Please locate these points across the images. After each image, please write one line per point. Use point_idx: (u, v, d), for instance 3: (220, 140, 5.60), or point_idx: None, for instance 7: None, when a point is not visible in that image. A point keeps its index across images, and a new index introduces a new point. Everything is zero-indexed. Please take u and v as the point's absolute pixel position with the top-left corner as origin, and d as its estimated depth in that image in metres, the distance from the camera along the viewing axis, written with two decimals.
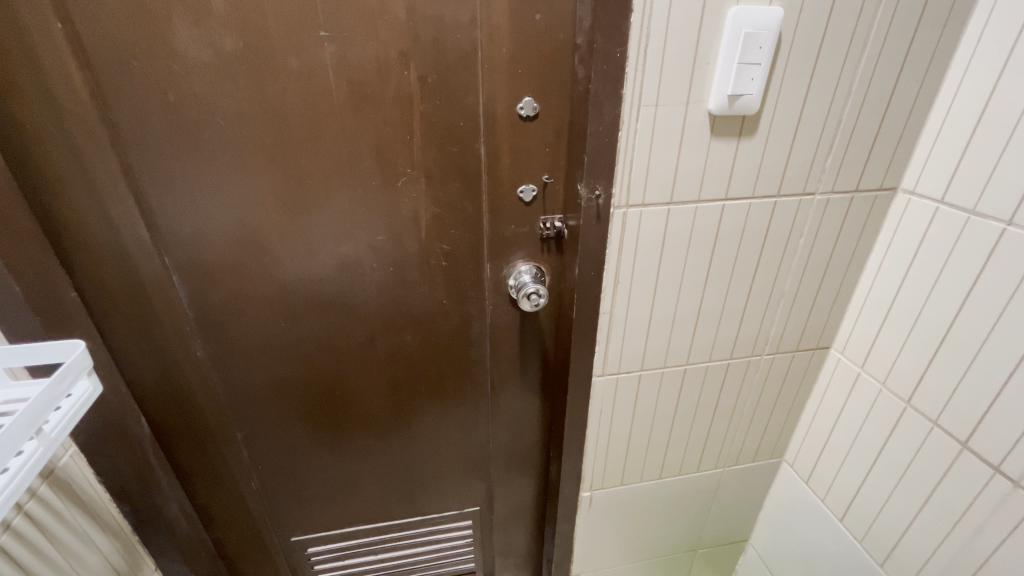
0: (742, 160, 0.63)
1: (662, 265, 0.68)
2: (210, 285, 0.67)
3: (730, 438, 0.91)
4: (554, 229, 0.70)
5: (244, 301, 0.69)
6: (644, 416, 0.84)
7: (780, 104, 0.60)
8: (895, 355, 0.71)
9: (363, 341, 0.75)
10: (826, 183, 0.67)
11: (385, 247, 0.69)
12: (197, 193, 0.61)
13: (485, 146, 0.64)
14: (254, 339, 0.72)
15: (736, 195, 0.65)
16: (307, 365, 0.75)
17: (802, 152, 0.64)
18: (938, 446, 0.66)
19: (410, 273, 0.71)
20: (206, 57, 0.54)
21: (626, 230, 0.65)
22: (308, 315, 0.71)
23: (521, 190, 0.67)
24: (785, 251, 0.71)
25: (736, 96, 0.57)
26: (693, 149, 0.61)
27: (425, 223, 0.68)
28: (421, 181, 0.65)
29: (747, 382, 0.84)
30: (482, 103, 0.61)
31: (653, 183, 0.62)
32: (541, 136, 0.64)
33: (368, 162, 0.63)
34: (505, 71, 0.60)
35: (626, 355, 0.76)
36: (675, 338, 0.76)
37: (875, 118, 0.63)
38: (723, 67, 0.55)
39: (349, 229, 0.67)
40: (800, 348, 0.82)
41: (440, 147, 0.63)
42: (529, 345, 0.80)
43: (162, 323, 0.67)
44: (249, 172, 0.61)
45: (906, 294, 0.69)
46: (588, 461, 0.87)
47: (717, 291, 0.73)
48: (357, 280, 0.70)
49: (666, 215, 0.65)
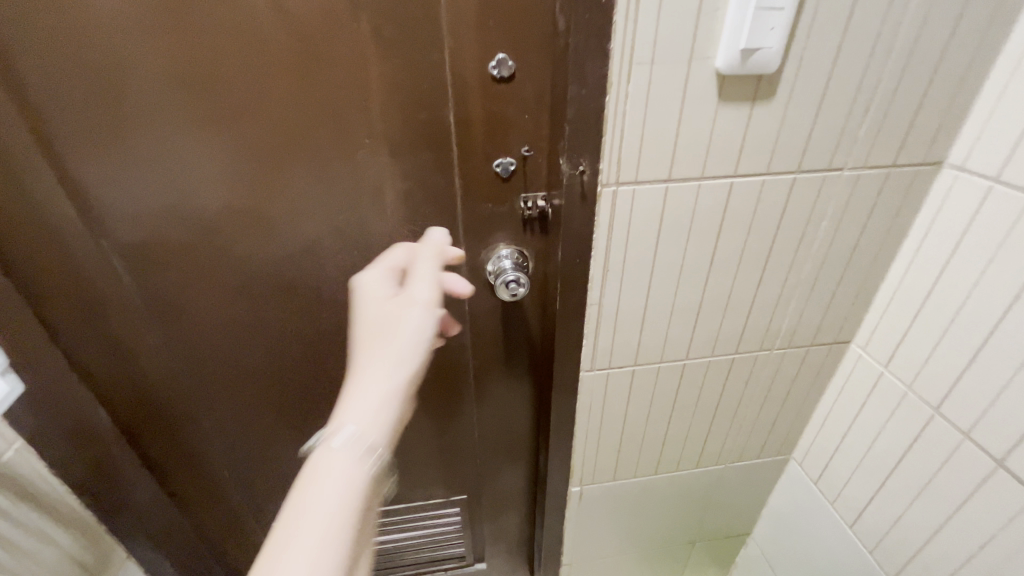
0: (756, 129, 0.53)
1: (659, 252, 0.60)
2: (158, 269, 0.62)
3: (733, 434, 0.84)
4: (537, 209, 0.62)
5: (198, 286, 0.64)
6: (638, 412, 0.77)
7: (806, 61, 0.49)
8: (926, 357, 0.63)
9: (331, 328, 0.70)
10: (856, 158, 0.57)
11: (349, 229, 0.62)
12: (127, 165, 0.55)
13: (455, 114, 0.55)
14: (213, 326, 0.67)
15: (747, 171, 0.55)
16: (274, 353, 0.71)
17: (828, 122, 0.54)
18: (968, 461, 0.59)
19: (377, 256, 0.65)
20: (117, 8, 0.46)
21: (615, 213, 0.56)
22: (270, 301, 0.66)
23: (497, 164, 0.59)
24: (804, 235, 0.62)
25: (751, 51, 0.47)
26: (696, 117, 0.51)
27: (390, 202, 0.61)
28: (383, 154, 0.57)
29: (754, 376, 0.77)
30: (449, 62, 0.52)
31: (648, 158, 0.52)
32: (519, 101, 0.55)
33: (321, 132, 0.55)
34: (474, 22, 0.50)
35: (617, 349, 0.68)
36: (673, 331, 0.68)
37: (923, 78, 0.52)
38: (736, 14, 0.45)
39: (307, 209, 0.60)
40: (816, 343, 0.74)
41: (401, 114, 0.55)
42: (512, 333, 0.74)
43: (110, 309, 0.63)
44: (184, 145, 0.54)
45: (944, 288, 0.60)
46: (577, 457, 0.81)
47: (722, 279, 0.64)
48: (320, 265, 0.64)
49: (663, 195, 0.55)
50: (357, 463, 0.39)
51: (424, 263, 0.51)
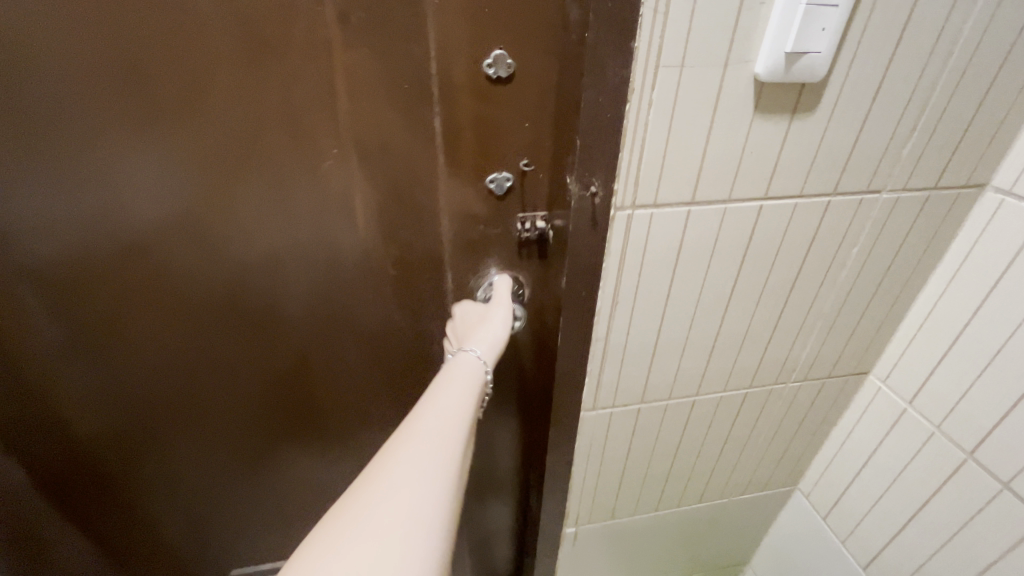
0: (792, 146, 0.45)
1: (675, 282, 0.52)
2: (77, 299, 0.52)
3: (740, 469, 0.78)
4: (536, 230, 0.53)
5: (128, 317, 0.54)
6: (641, 451, 0.70)
7: (855, 69, 0.42)
8: (958, 397, 0.58)
9: (294, 363, 0.61)
10: (896, 179, 0.50)
11: (314, 253, 0.53)
12: (31, 173, 0.45)
13: (441, 120, 0.46)
14: (147, 363, 0.57)
15: (779, 193, 0.48)
16: (224, 392, 0.61)
17: (871, 139, 0.47)
18: (1008, 512, 0.55)
19: (347, 282, 0.56)
20: None
21: (629, 241, 0.48)
22: (218, 334, 0.57)
23: (492, 179, 0.50)
24: (832, 263, 0.56)
25: (797, 55, 0.39)
26: (728, 132, 0.43)
27: (363, 221, 0.52)
28: (355, 166, 0.48)
29: (767, 410, 0.70)
30: (434, 57, 0.43)
31: (670, 178, 0.45)
32: (517, 106, 0.46)
33: (277, 139, 0.46)
34: (466, 9, 0.41)
35: (622, 387, 0.61)
36: (685, 366, 0.61)
37: (978, 92, 0.46)
38: (784, 11, 0.37)
39: (262, 228, 0.51)
40: (834, 374, 0.68)
41: (376, 119, 0.46)
42: (502, 367, 0.65)
43: (17, 342, 0.53)
44: (102, 152, 0.45)
45: (983, 324, 0.54)
46: (573, 499, 0.74)
47: (742, 311, 0.57)
48: (279, 292, 0.55)
49: (684, 219, 0.48)
50: (440, 461, 0.40)
51: (495, 324, 0.52)
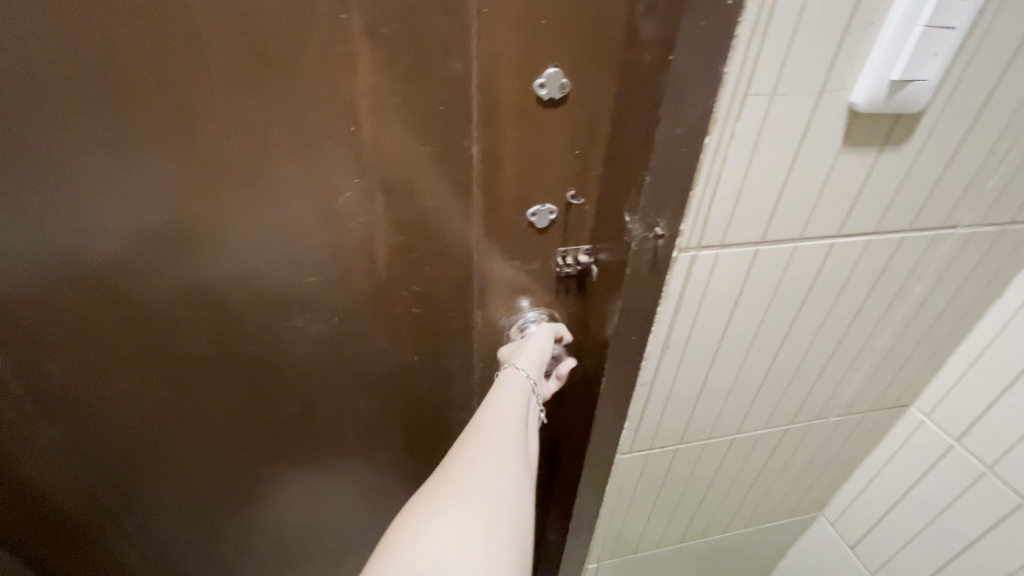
0: (875, 181, 0.40)
1: (730, 323, 0.47)
2: (45, 350, 0.45)
3: (768, 500, 0.75)
4: (578, 266, 0.48)
5: (105, 368, 0.47)
6: (674, 488, 0.65)
7: (955, 97, 0.37)
8: (1015, 440, 0.54)
9: (299, 408, 0.54)
10: (974, 215, 0.46)
11: (323, 290, 0.47)
12: None
13: (479, 146, 0.40)
14: (130, 415, 0.50)
15: (852, 231, 0.43)
16: (219, 440, 0.55)
17: (957, 174, 0.42)
18: None
19: (361, 321, 0.49)
20: None
21: (689, 283, 0.43)
22: (212, 381, 0.50)
23: (533, 212, 0.44)
24: (894, 299, 0.51)
25: (902, 83, 0.34)
26: (811, 167, 0.38)
27: (383, 256, 0.45)
28: (376, 196, 0.42)
29: (804, 444, 0.67)
30: (476, 76, 0.37)
31: (742, 218, 0.39)
32: (567, 131, 0.40)
33: (286, 167, 0.39)
34: (518, 20, 0.35)
35: (662, 429, 0.56)
36: (728, 406, 0.56)
37: None
38: (896, 32, 0.32)
39: (265, 266, 0.44)
40: (875, 408, 0.65)
41: (405, 144, 0.39)
42: None
43: None
44: (70, 184, 0.37)
45: None
46: (598, 537, 0.69)
47: (795, 350, 0.53)
48: (283, 334, 0.49)
49: (751, 259, 0.43)
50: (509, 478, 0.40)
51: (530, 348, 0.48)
